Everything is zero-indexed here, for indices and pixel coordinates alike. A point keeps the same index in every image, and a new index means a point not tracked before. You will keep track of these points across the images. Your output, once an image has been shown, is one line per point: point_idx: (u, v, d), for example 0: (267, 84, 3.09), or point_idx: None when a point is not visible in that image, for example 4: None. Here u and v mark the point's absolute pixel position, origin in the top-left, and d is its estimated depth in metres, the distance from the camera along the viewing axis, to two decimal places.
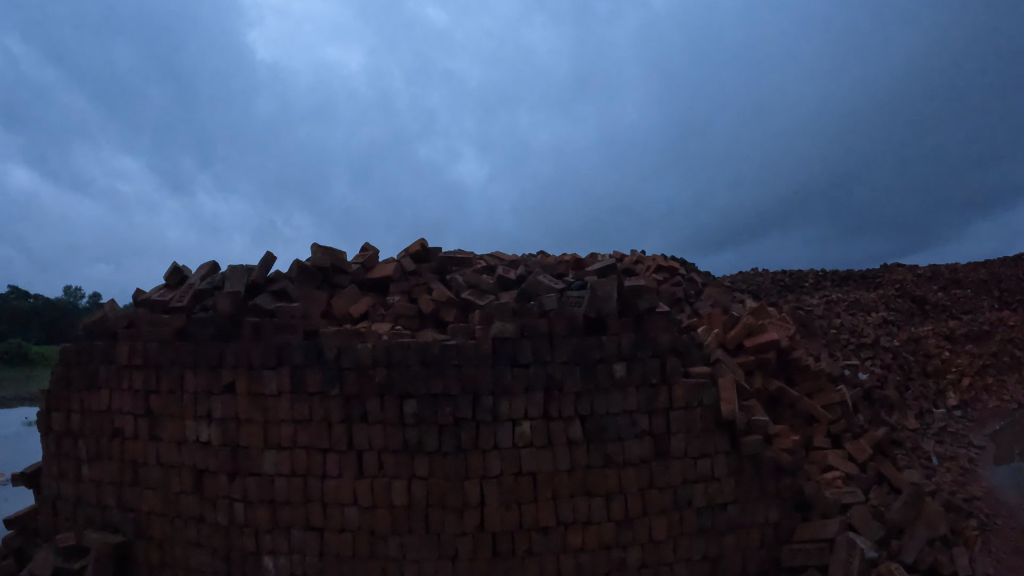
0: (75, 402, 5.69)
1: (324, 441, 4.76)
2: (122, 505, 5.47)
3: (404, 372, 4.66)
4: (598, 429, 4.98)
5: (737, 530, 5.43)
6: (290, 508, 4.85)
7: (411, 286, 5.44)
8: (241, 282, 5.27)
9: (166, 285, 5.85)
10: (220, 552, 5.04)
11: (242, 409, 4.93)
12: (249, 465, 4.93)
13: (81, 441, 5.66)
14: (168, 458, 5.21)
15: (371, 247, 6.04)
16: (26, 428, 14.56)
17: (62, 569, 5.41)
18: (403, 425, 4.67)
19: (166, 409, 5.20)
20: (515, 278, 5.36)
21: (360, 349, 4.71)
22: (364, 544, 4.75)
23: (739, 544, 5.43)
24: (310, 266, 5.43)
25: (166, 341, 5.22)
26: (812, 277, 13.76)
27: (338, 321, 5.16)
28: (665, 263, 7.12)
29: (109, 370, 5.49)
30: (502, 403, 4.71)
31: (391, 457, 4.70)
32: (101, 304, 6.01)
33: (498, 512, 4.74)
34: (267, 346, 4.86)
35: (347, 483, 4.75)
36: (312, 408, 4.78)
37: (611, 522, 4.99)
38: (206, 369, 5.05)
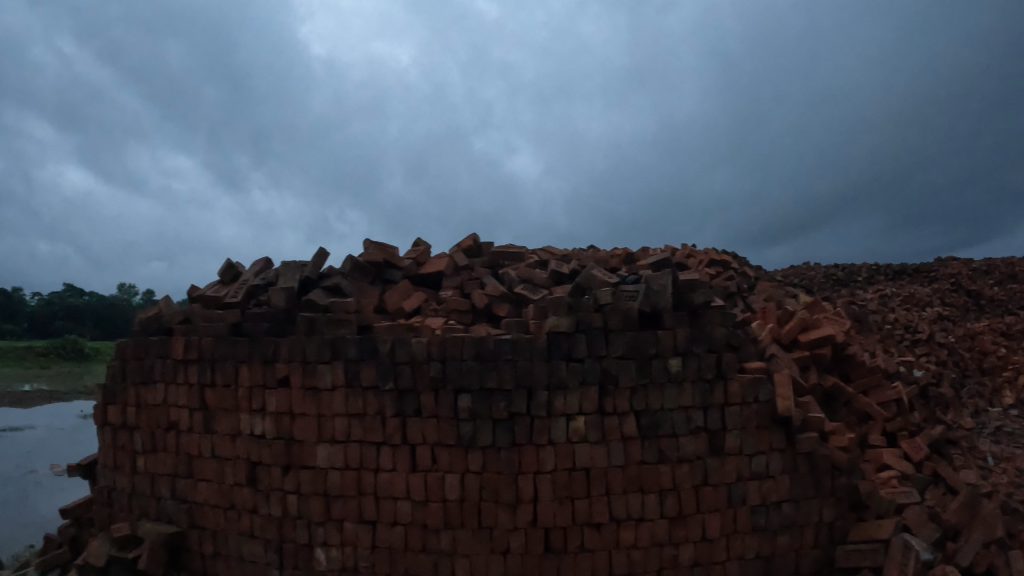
0: (131, 395, 5.77)
1: (378, 435, 4.74)
2: (176, 496, 5.53)
3: (458, 366, 4.61)
4: (653, 424, 4.87)
5: (791, 529, 5.27)
6: (343, 501, 4.84)
7: (463, 281, 5.39)
8: (295, 278, 5.26)
9: (220, 281, 5.88)
10: (273, 544, 5.06)
11: (296, 402, 4.93)
12: (302, 459, 4.93)
13: (137, 433, 5.73)
14: (222, 451, 5.24)
15: (423, 242, 5.99)
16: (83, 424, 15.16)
17: (118, 557, 5.49)
18: (457, 419, 4.61)
19: (221, 403, 5.23)
20: (569, 272, 5.25)
21: (414, 344, 4.67)
22: (416, 537, 4.72)
23: (793, 543, 5.28)
24: (364, 261, 5.40)
25: (221, 337, 5.24)
26: (863, 271, 13.41)
27: (391, 316, 5.12)
28: (718, 256, 6.92)
29: (164, 364, 5.54)
30: (556, 398, 4.63)
31: (445, 451, 4.65)
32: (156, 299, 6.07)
33: (551, 507, 4.67)
34: (320, 341, 4.83)
35: (400, 477, 4.71)
36: (366, 402, 4.76)
37: (664, 519, 4.89)
38: (260, 362, 5.05)
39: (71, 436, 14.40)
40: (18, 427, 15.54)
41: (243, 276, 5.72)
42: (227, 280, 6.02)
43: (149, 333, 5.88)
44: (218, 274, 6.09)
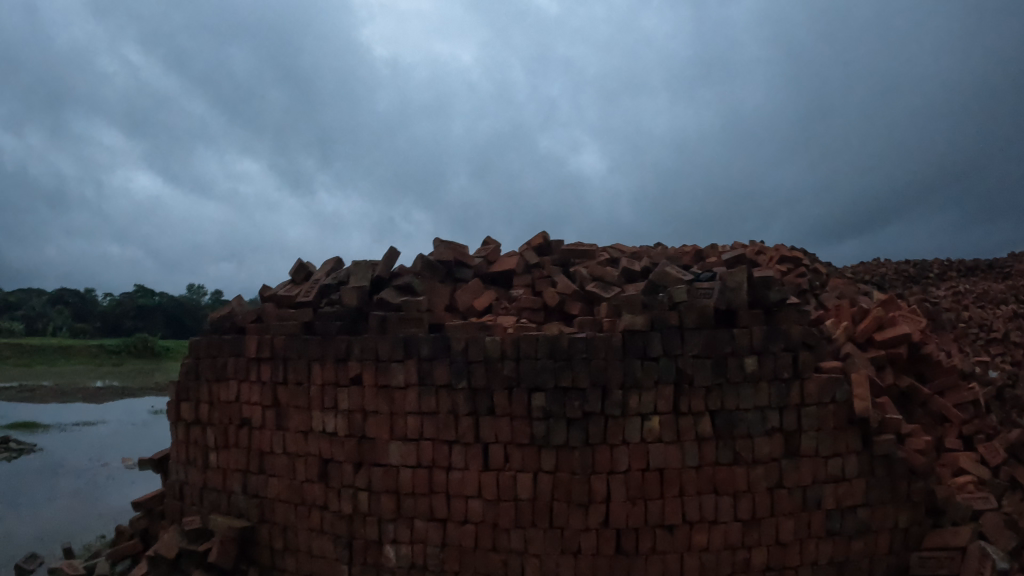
0: (204, 392, 5.86)
1: (451, 434, 4.71)
2: (247, 491, 5.60)
3: (532, 364, 4.54)
4: (729, 425, 4.72)
5: (866, 535, 5.06)
6: (414, 498, 4.82)
7: (534, 279, 5.32)
8: (367, 278, 5.28)
9: (292, 281, 5.94)
10: (342, 540, 5.07)
11: (369, 401, 4.93)
12: (374, 456, 4.93)
13: (209, 429, 5.82)
14: (294, 448, 5.28)
15: (493, 241, 5.97)
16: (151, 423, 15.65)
17: (188, 550, 5.58)
18: (531, 418, 4.55)
19: (294, 401, 5.26)
20: (641, 269, 5.14)
21: (488, 342, 4.61)
22: (486, 536, 4.67)
23: (868, 549, 5.07)
24: (434, 260, 5.38)
25: (294, 336, 5.29)
26: (935, 267, 12.89)
27: (463, 314, 5.10)
28: (789, 253, 6.70)
29: (237, 362, 5.61)
30: (631, 397, 4.53)
31: (517, 450, 4.59)
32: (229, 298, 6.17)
33: (624, 508, 4.57)
34: (394, 340, 4.83)
35: (472, 475, 4.67)
36: (439, 400, 4.73)
37: (738, 522, 4.74)
38: (332, 361, 5.07)
39: (141, 432, 14.87)
40: (91, 423, 16.12)
41: (314, 276, 5.76)
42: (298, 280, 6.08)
43: (222, 332, 5.97)
44: (289, 274, 6.15)
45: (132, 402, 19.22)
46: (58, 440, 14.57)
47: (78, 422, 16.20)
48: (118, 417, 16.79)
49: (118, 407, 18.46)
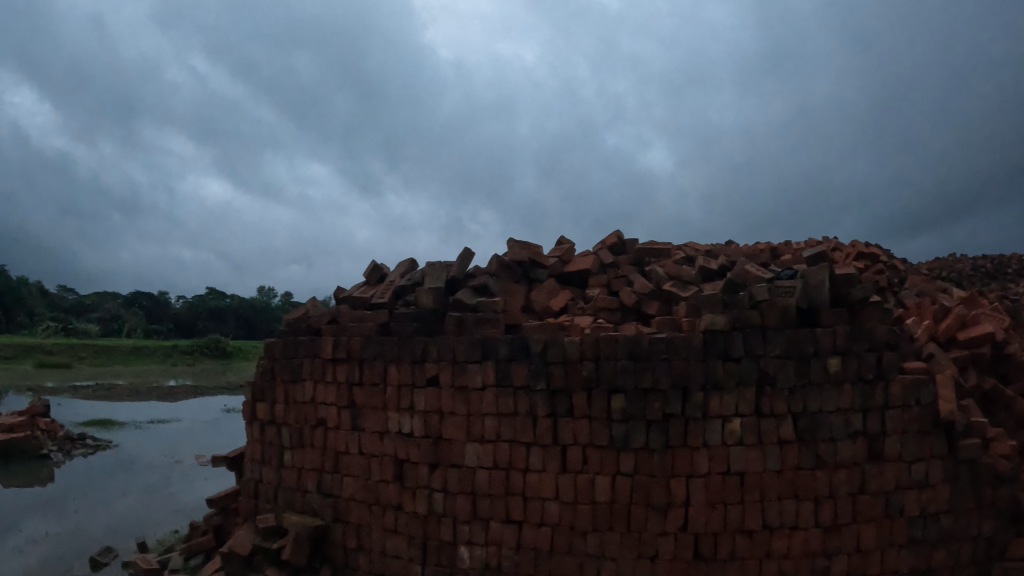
0: (280, 392, 5.96)
1: (528, 435, 4.68)
2: (322, 490, 5.68)
3: (612, 366, 4.48)
4: (812, 428, 4.58)
5: (948, 544, 4.86)
6: (490, 500, 4.80)
7: (610, 279, 5.27)
8: (442, 278, 5.33)
9: (366, 283, 6.02)
10: (416, 540, 5.09)
11: (446, 402, 4.94)
12: (450, 457, 4.94)
13: (285, 429, 5.92)
14: (370, 449, 5.33)
15: (567, 240, 5.93)
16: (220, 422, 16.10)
17: (262, 547, 5.68)
18: (610, 420, 4.49)
19: (370, 401, 5.31)
20: (719, 268, 5.08)
21: (567, 343, 4.58)
22: (562, 539, 4.63)
23: (950, 558, 4.86)
24: (509, 259, 5.38)
25: (370, 337, 5.34)
26: (1016, 262, 12.35)
27: (539, 315, 5.10)
28: (866, 249, 6.48)
29: (313, 363, 5.69)
30: (712, 399, 4.44)
31: (596, 453, 4.54)
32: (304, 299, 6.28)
33: (703, 513, 4.48)
34: (471, 341, 4.83)
35: (550, 478, 4.63)
36: (517, 402, 4.71)
37: (819, 528, 4.59)
38: (409, 362, 5.10)
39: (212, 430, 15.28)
40: (163, 420, 16.64)
41: (389, 277, 5.83)
42: (372, 282, 6.15)
43: (297, 333, 6.07)
44: (363, 276, 6.23)
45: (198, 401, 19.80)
46: (133, 436, 15.10)
47: (152, 420, 16.75)
48: (189, 416, 17.30)
49: (187, 405, 19.03)
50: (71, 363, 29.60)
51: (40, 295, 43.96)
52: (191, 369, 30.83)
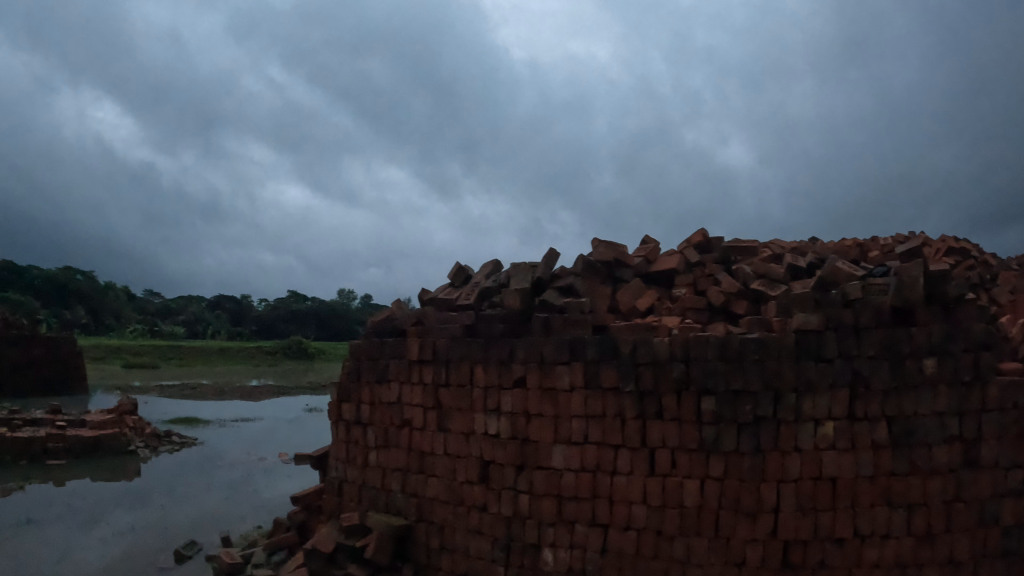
0: (366, 393, 6.16)
1: (617, 438, 4.71)
2: (406, 490, 5.83)
3: (703, 367, 4.47)
4: (906, 432, 4.46)
5: None
6: (576, 502, 4.84)
7: (697, 278, 5.40)
8: (528, 278, 5.48)
9: (451, 285, 6.23)
10: (500, 541, 5.16)
11: (533, 403, 5.03)
12: (537, 459, 5.01)
13: (371, 429, 6.10)
14: (456, 450, 5.45)
15: (651, 239, 6.08)
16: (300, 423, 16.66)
17: (346, 545, 5.84)
18: (700, 423, 4.48)
19: (456, 402, 5.44)
20: (808, 265, 5.10)
21: (657, 344, 4.61)
22: (648, 544, 4.62)
23: None
24: (594, 260, 5.51)
25: (457, 338, 5.49)
26: None
27: (626, 314, 5.22)
28: (956, 244, 6.27)
29: (399, 364, 5.88)
30: (805, 401, 4.38)
31: (685, 456, 4.52)
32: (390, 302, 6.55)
33: (793, 519, 4.40)
34: (559, 341, 4.92)
35: (637, 481, 4.64)
36: (606, 403, 4.75)
37: (911, 537, 4.46)
38: (496, 363, 5.22)
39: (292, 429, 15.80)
40: (246, 419, 17.26)
41: (474, 279, 6.01)
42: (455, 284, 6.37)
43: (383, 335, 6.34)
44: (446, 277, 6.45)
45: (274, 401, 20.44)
46: (218, 434, 15.73)
47: (236, 418, 17.40)
48: (270, 415, 17.89)
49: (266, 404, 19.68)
50: (159, 362, 31.20)
51: (125, 299, 46.21)
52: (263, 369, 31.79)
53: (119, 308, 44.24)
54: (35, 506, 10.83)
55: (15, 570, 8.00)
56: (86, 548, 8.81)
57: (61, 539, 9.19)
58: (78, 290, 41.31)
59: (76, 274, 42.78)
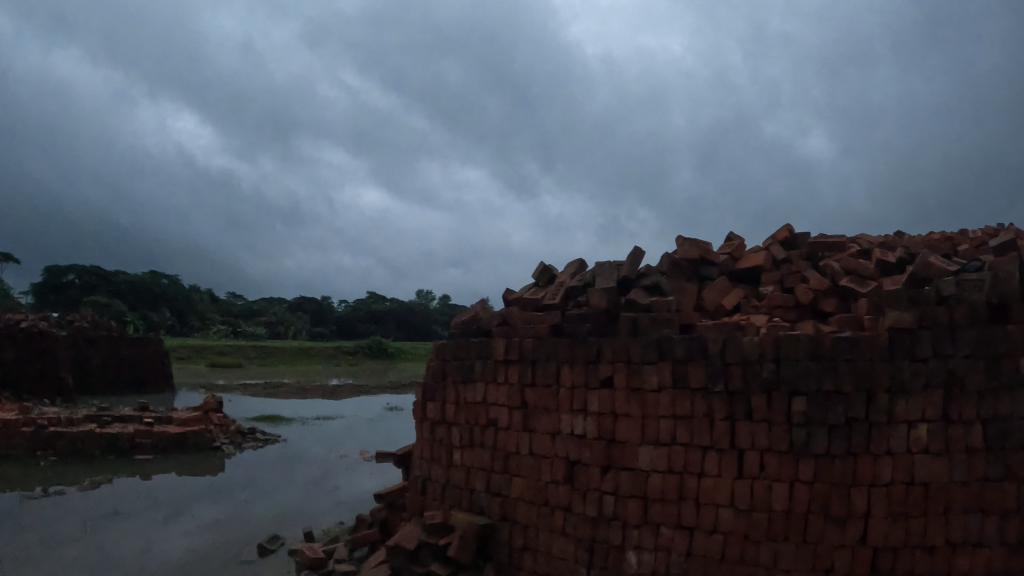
0: (451, 393, 6.46)
1: (705, 439, 4.75)
2: (490, 490, 6.02)
3: (795, 367, 4.46)
4: (1001, 436, 4.36)
5: None
6: (662, 504, 4.89)
7: (784, 275, 5.42)
8: (614, 278, 5.63)
9: (536, 284, 6.56)
10: (584, 543, 5.25)
11: (620, 403, 5.14)
12: (623, 460, 5.11)
13: (455, 428, 6.38)
14: (542, 450, 5.63)
15: (736, 236, 6.17)
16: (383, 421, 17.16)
17: (428, 543, 6.02)
18: (790, 424, 4.48)
19: (542, 402, 5.65)
20: (898, 261, 5.08)
21: (746, 343, 4.62)
22: (734, 548, 4.63)
23: None
24: (680, 258, 5.58)
25: (543, 338, 5.70)
26: None
27: (712, 313, 5.31)
28: None
29: (485, 364, 6.14)
30: (897, 403, 4.35)
31: (774, 458, 4.53)
32: (474, 301, 6.82)
33: (883, 525, 4.36)
34: (646, 341, 5.01)
35: (725, 483, 4.67)
36: (693, 404, 4.81)
37: (1004, 546, 4.36)
38: (582, 363, 5.38)
39: (370, 428, 16.28)
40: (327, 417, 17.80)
41: (559, 278, 6.27)
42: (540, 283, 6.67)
43: (467, 335, 6.60)
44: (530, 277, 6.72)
45: (357, 399, 21.10)
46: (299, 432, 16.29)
47: (317, 416, 17.97)
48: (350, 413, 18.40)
49: (346, 403, 20.24)
50: (242, 361, 32.55)
51: (208, 300, 48.27)
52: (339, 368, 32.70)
53: (202, 308, 46.24)
54: (123, 499, 11.43)
55: (105, 559, 8.51)
56: (169, 540, 9.26)
57: (148, 530, 9.75)
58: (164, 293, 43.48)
59: (162, 278, 45.06)
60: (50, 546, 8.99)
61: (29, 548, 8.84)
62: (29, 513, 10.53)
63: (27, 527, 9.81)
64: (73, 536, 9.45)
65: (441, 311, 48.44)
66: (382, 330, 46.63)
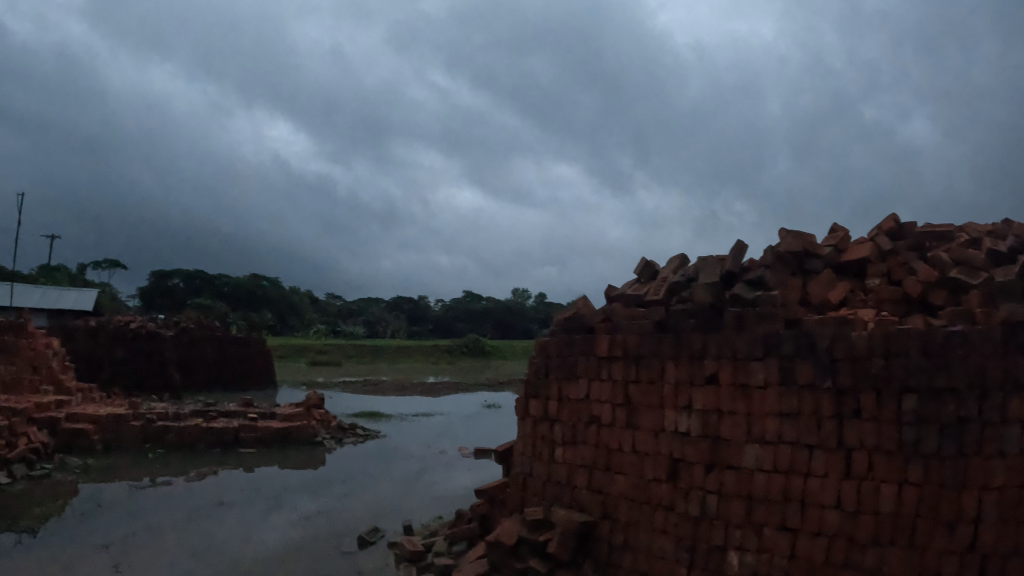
0: (554, 389, 6.58)
1: (812, 437, 4.63)
2: (591, 487, 6.06)
3: (905, 363, 4.30)
4: None
5: None
6: (766, 504, 4.81)
7: (890, 268, 5.22)
8: (717, 272, 5.54)
9: (638, 280, 6.59)
10: (685, 542, 5.21)
11: (725, 400, 5.08)
12: (727, 458, 5.05)
13: (558, 425, 6.48)
14: (645, 447, 5.63)
15: (840, 227, 5.97)
16: (484, 419, 17.37)
17: (529, 539, 6.10)
18: (901, 423, 4.31)
19: (646, 399, 5.65)
20: (1011, 251, 4.83)
21: (855, 339, 4.47)
22: (839, 551, 4.49)
23: None
24: (785, 251, 5.47)
25: (646, 334, 5.70)
26: None
27: (818, 308, 5.20)
28: None
29: (588, 361, 6.21)
30: (1013, 401, 4.15)
31: (882, 459, 4.36)
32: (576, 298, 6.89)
33: (995, 531, 4.15)
34: (752, 336, 4.92)
35: (832, 484, 4.54)
36: (801, 401, 4.69)
37: None
38: (688, 359, 5.35)
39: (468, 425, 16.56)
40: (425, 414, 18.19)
41: (661, 274, 6.27)
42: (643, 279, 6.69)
43: (569, 332, 6.68)
44: (632, 273, 6.74)
45: (459, 397, 21.55)
46: (396, 428, 16.76)
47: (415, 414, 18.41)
48: (448, 410, 18.76)
49: (442, 400, 20.65)
50: (340, 360, 33.78)
51: (307, 300, 50.23)
52: (438, 368, 33.21)
53: (301, 308, 48.13)
54: (227, 490, 12.05)
55: (211, 546, 9.00)
56: (272, 530, 9.74)
57: (250, 520, 10.28)
58: (265, 294, 45.58)
59: (263, 280, 47.22)
60: (157, 533, 9.57)
61: (139, 534, 9.48)
62: (140, 502, 11.26)
63: (136, 515, 10.45)
64: (179, 524, 10.03)
65: (535, 309, 48.59)
66: (475, 329, 47.25)
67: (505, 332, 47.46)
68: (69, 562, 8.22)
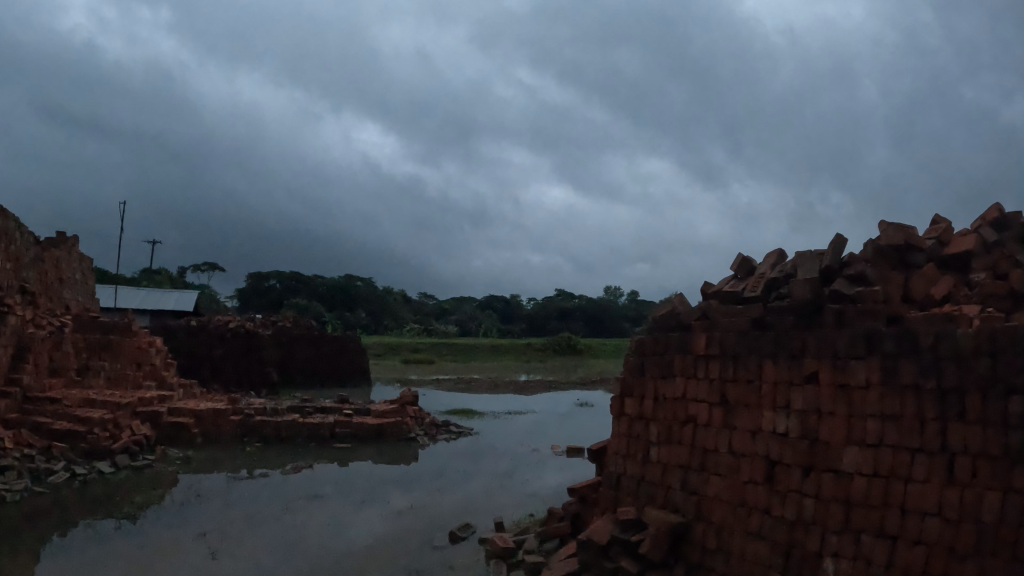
0: (649, 388, 6.55)
1: (915, 440, 4.43)
2: (686, 488, 5.99)
3: (1014, 362, 4.05)
4: None
5: None
6: (865, 510, 4.64)
7: (997, 261, 5.01)
8: (816, 268, 5.36)
9: (735, 276, 6.46)
10: (781, 547, 5.09)
11: (826, 401, 4.92)
12: (827, 461, 4.89)
13: (653, 424, 6.44)
14: (741, 448, 5.52)
15: (943, 219, 5.71)
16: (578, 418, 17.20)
17: (621, 539, 6.07)
18: (1006, 427, 4.07)
19: (744, 398, 5.55)
20: None
21: (960, 335, 4.24)
22: (939, 562, 4.27)
23: None
24: (885, 245, 5.20)
25: (744, 331, 5.61)
26: None
27: (920, 304, 4.93)
28: None
29: (685, 358, 6.15)
30: None
31: (987, 464, 4.13)
32: (672, 295, 6.82)
33: None
34: (854, 334, 4.77)
35: (933, 489, 4.33)
36: (904, 402, 4.50)
37: None
38: (787, 358, 5.22)
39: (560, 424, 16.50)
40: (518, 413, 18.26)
41: (759, 270, 6.12)
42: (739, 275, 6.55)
43: (665, 330, 6.64)
44: (729, 270, 6.61)
45: (551, 396, 21.49)
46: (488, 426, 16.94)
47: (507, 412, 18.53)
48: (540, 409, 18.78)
49: (536, 399, 20.67)
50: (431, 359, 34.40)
51: (400, 300, 51.50)
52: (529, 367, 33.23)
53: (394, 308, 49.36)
54: (320, 483, 12.56)
55: (303, 536, 9.44)
56: (366, 522, 10.16)
57: (342, 512, 10.71)
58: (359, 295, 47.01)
59: (359, 281, 48.72)
60: (253, 522, 10.10)
61: (234, 523, 10.01)
62: (237, 492, 11.88)
63: (234, 505, 11.05)
64: (274, 514, 10.56)
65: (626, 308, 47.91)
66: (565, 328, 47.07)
67: (594, 331, 47.13)
68: (167, 548, 8.76)
